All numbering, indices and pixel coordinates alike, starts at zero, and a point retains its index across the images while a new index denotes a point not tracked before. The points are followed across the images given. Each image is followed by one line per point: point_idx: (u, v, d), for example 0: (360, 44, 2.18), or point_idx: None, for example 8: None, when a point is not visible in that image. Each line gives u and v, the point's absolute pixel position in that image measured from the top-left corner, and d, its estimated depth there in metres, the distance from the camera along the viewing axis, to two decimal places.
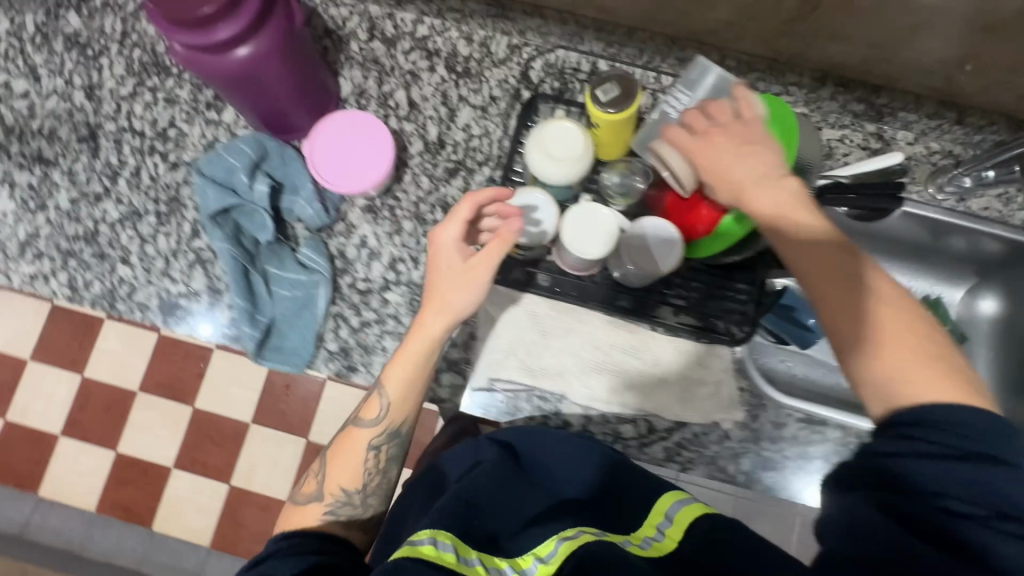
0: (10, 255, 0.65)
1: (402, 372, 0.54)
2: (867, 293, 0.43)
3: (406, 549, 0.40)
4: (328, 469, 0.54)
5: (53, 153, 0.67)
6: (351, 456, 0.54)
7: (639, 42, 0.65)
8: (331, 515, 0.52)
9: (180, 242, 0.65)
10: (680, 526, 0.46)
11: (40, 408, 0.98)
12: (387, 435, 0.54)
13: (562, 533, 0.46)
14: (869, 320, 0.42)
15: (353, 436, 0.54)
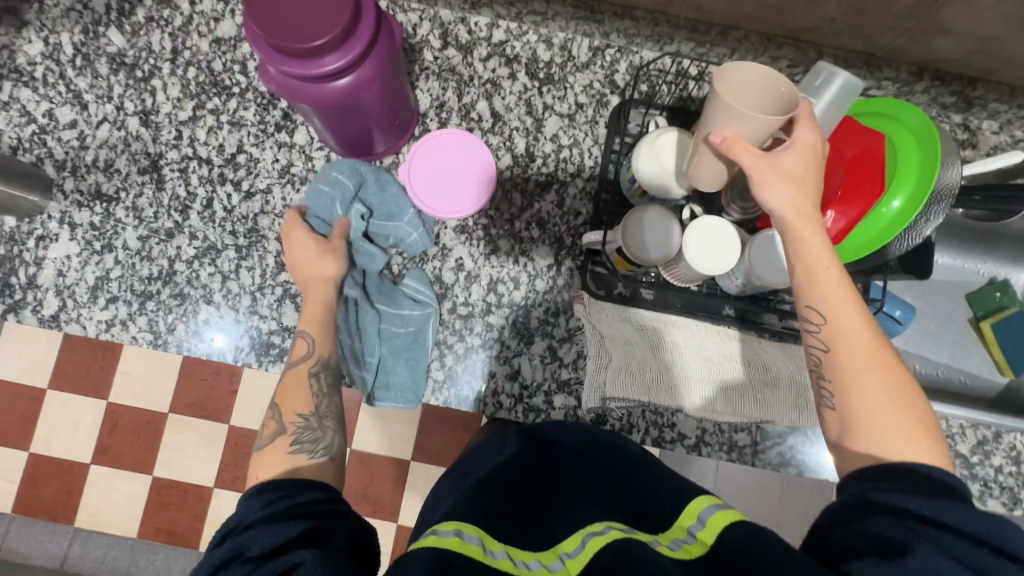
0: (81, 302, 0.61)
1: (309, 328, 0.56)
2: (862, 341, 0.42)
3: (432, 540, 0.37)
4: (280, 398, 0.52)
5: (113, 187, 0.62)
6: (296, 387, 0.53)
7: (733, 41, 0.63)
8: (297, 447, 0.48)
9: (265, 276, 0.62)
10: (715, 529, 0.38)
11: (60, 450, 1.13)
12: (324, 364, 0.54)
13: (590, 527, 0.40)
14: (871, 372, 0.41)
15: (296, 376, 0.53)
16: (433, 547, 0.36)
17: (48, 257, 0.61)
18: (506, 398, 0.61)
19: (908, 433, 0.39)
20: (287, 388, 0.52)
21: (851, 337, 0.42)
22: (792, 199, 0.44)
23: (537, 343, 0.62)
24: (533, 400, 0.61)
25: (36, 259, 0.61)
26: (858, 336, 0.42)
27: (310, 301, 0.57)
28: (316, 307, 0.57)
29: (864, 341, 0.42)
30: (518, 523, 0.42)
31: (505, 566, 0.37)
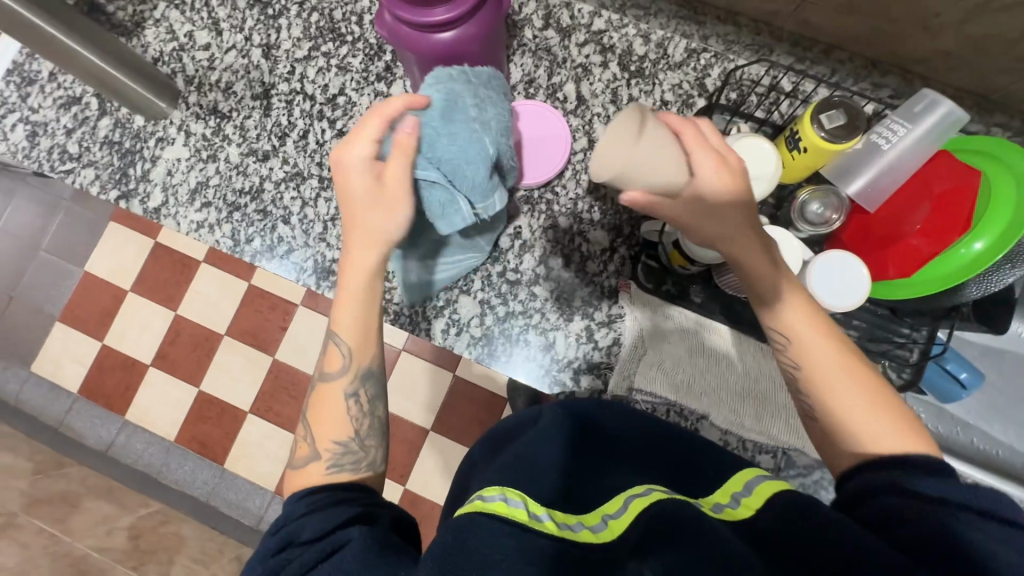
0: (180, 200, 0.68)
1: (350, 333, 0.51)
2: (836, 366, 0.46)
3: (476, 503, 0.37)
4: (313, 429, 0.51)
5: (227, 106, 0.69)
6: (331, 408, 0.51)
7: (836, 61, 0.61)
8: (335, 468, 0.49)
9: (339, 209, 0.67)
10: (762, 496, 0.40)
11: (137, 336, 1.45)
12: (359, 378, 0.52)
13: (632, 490, 0.43)
14: (844, 379, 0.45)
15: (325, 391, 0.52)
16: (478, 511, 0.36)
17: (162, 157, 0.69)
18: (535, 367, 0.63)
19: (892, 431, 0.42)
20: (315, 411, 0.51)
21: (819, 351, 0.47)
22: (743, 238, 0.48)
23: (575, 321, 0.63)
24: (561, 375, 0.63)
25: (152, 156, 0.69)
26: (824, 348, 0.47)
27: (346, 300, 0.51)
28: (353, 300, 0.51)
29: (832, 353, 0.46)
30: (557, 494, 0.43)
31: (552, 528, 0.37)
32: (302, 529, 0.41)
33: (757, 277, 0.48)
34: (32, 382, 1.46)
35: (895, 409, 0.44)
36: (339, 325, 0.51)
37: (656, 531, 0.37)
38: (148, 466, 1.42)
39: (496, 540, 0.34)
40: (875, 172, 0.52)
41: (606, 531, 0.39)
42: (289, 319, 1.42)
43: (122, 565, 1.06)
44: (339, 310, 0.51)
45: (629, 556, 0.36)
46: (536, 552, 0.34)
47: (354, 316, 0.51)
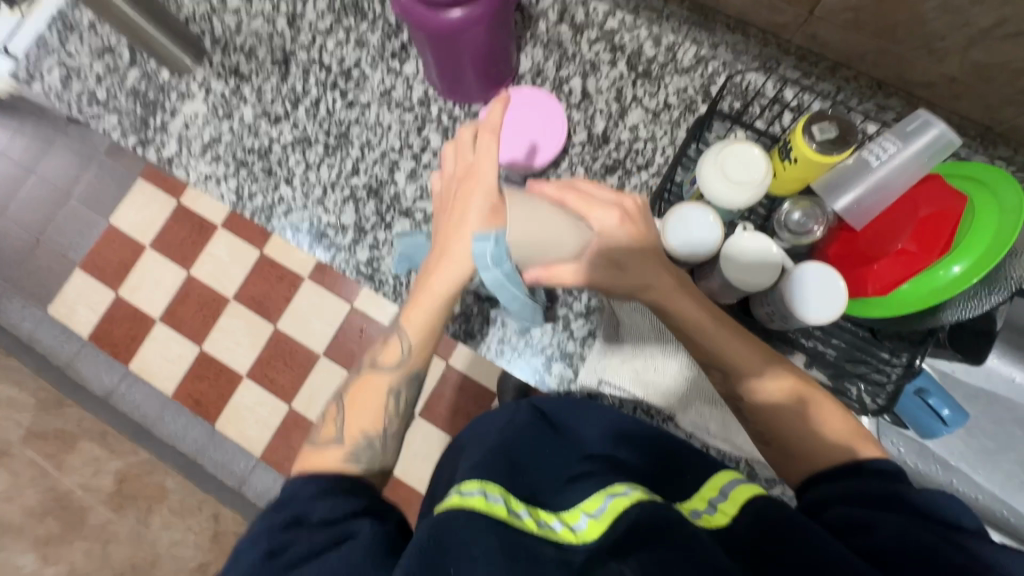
0: (193, 152, 0.71)
1: (416, 334, 0.53)
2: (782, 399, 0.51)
3: (457, 499, 0.42)
4: (348, 412, 0.53)
5: (248, 69, 0.72)
6: (371, 396, 0.53)
7: (841, 79, 0.61)
8: (351, 460, 0.49)
9: (340, 176, 0.69)
10: (736, 502, 0.42)
11: (147, 292, 1.50)
12: (407, 379, 0.54)
13: (612, 488, 0.46)
14: (785, 405, 0.51)
15: (372, 381, 0.54)
16: (459, 507, 0.40)
17: (181, 110, 0.72)
18: (508, 349, 0.63)
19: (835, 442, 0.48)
20: (356, 397, 0.53)
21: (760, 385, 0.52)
22: (677, 299, 0.53)
23: (553, 309, 0.64)
24: (533, 360, 0.63)
25: (172, 109, 0.72)
26: (764, 382, 0.52)
27: (418, 304, 0.53)
28: (430, 303, 0.53)
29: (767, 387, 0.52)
30: (533, 489, 0.48)
31: (529, 526, 0.41)
32: (310, 511, 0.43)
33: (698, 336, 0.53)
34: (46, 323, 1.52)
35: (827, 414, 0.50)
36: (407, 322, 0.53)
37: (639, 530, 0.39)
38: (144, 417, 1.46)
39: (476, 530, 0.38)
40: (863, 188, 0.52)
41: (587, 531, 0.42)
42: (294, 291, 1.45)
43: (103, 506, 1.09)
44: (413, 310, 0.53)
45: (610, 556, 0.38)
46: (515, 548, 0.38)
47: (424, 319, 0.53)
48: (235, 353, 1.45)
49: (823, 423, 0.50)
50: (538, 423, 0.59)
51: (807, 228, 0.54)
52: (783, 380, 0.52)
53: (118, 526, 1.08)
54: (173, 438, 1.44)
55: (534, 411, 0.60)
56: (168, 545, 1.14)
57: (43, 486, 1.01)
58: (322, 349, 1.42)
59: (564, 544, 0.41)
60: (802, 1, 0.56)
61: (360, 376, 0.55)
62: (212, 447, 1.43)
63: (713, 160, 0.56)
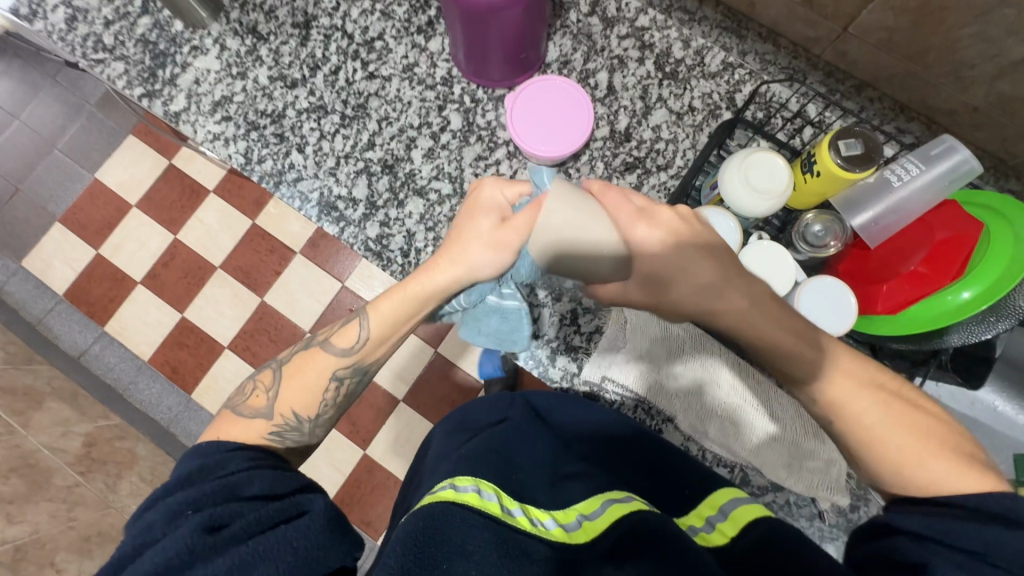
0: (202, 110, 0.69)
1: (378, 324, 0.52)
2: (886, 419, 0.46)
3: (450, 493, 0.41)
4: (283, 387, 0.51)
5: (266, 29, 0.69)
6: (310, 374, 0.52)
7: (865, 99, 0.62)
8: (275, 437, 0.50)
9: (355, 148, 0.67)
10: (736, 523, 0.43)
11: (128, 252, 1.45)
12: (352, 369, 0.53)
13: (611, 495, 0.46)
14: (887, 429, 0.45)
15: (315, 359, 0.53)
16: (453, 501, 0.40)
17: (193, 65, 0.69)
18: None
19: (952, 471, 0.42)
20: (295, 368, 0.52)
21: (853, 403, 0.47)
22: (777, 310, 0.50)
23: (563, 302, 0.63)
24: (538, 351, 0.63)
25: (183, 63, 0.69)
26: (867, 405, 0.46)
27: (399, 294, 0.52)
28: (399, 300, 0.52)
29: (865, 408, 0.46)
30: (525, 489, 0.47)
31: (523, 523, 0.41)
32: (247, 485, 0.42)
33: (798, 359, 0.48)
34: (19, 276, 1.46)
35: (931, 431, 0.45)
36: (373, 310, 0.53)
37: (635, 542, 0.39)
38: (116, 381, 1.41)
39: (471, 527, 0.38)
40: (880, 207, 0.52)
41: (580, 532, 0.42)
42: (285, 265, 1.42)
43: (70, 468, 1.06)
44: (383, 301, 0.53)
45: (605, 564, 0.37)
46: (515, 549, 0.38)
47: (390, 314, 0.52)
48: (216, 323, 1.41)
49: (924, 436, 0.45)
50: (530, 424, 0.58)
51: (824, 241, 0.55)
52: (883, 402, 0.46)
53: (84, 490, 1.04)
54: (144, 404, 1.40)
55: (530, 415, 0.60)
56: (137, 513, 1.11)
57: (7, 443, 0.97)
58: (309, 326, 1.39)
59: (558, 541, 0.40)
60: (837, 16, 0.56)
61: (309, 350, 0.54)
62: (185, 416, 1.39)
63: (737, 167, 0.56)
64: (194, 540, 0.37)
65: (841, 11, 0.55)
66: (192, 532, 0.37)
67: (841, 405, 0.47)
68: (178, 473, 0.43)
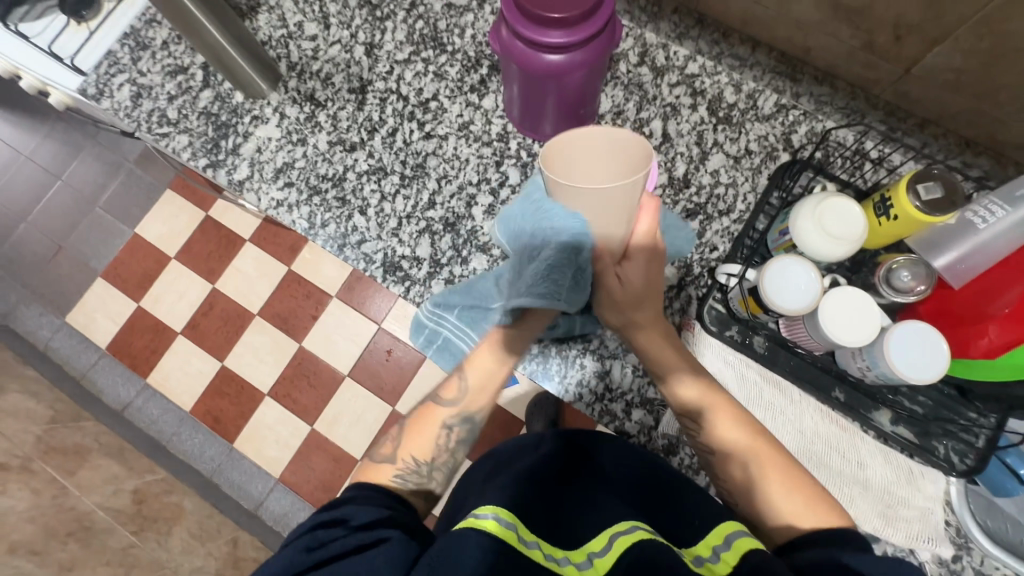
0: (265, 177, 0.70)
1: (478, 374, 0.59)
2: (783, 478, 0.52)
3: (470, 520, 0.42)
4: (406, 437, 0.57)
5: (324, 96, 0.71)
6: (427, 426, 0.57)
7: (929, 136, 0.61)
8: (399, 479, 0.53)
9: (416, 208, 0.68)
10: (738, 552, 0.43)
11: (167, 304, 1.47)
12: (461, 417, 0.58)
13: (617, 526, 0.46)
14: (783, 487, 0.51)
15: (432, 412, 0.58)
16: (472, 528, 0.41)
17: (254, 134, 0.71)
18: (586, 393, 0.62)
19: (817, 513, 0.49)
20: (416, 423, 0.58)
21: (765, 475, 0.52)
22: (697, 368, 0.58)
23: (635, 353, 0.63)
24: (612, 405, 0.62)
25: (245, 132, 0.71)
26: (773, 466, 0.53)
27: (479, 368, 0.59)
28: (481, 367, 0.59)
29: (777, 472, 0.52)
30: (552, 518, 0.47)
31: (537, 557, 0.42)
32: (354, 515, 0.45)
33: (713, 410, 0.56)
34: (64, 332, 1.49)
35: (819, 497, 0.50)
36: (471, 364, 0.59)
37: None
38: (160, 433, 1.42)
39: (482, 554, 0.39)
40: (963, 249, 0.52)
41: (591, 571, 0.42)
42: (321, 309, 1.43)
43: (124, 528, 1.06)
44: (477, 355, 0.59)
45: None
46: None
47: (489, 366, 0.59)
48: (255, 370, 1.42)
49: (811, 499, 0.50)
50: (564, 451, 0.57)
51: (909, 288, 0.54)
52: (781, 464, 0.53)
53: (139, 551, 1.03)
54: (188, 453, 1.41)
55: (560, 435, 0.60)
56: (190, 572, 1.09)
57: (61, 506, 1.00)
58: (347, 369, 1.40)
59: None
60: (899, 59, 0.56)
61: (425, 405, 0.60)
62: (228, 465, 1.40)
63: (811, 212, 0.55)
64: (297, 559, 0.41)
65: (903, 55, 0.55)
66: (297, 552, 0.42)
67: (750, 459, 0.53)
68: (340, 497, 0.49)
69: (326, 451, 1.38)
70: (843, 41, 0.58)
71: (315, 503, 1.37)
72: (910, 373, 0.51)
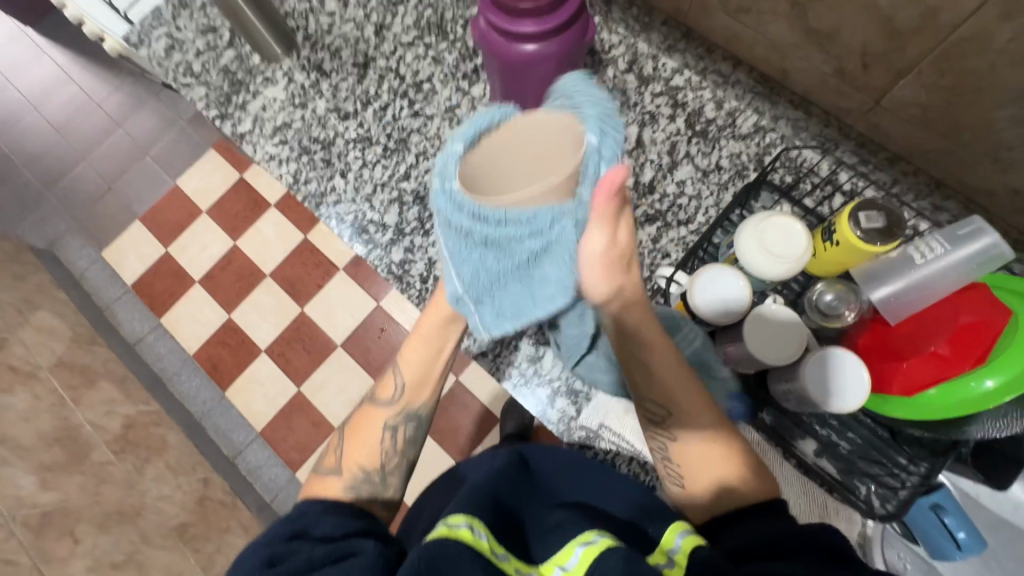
0: (264, 133, 0.76)
1: (412, 369, 0.59)
2: (708, 453, 0.48)
3: (444, 530, 0.40)
4: (348, 444, 0.57)
5: (330, 66, 0.77)
6: (368, 429, 0.58)
7: (897, 172, 0.60)
8: (351, 490, 0.54)
9: (392, 178, 0.73)
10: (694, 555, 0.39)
11: (191, 253, 1.58)
12: (404, 414, 0.58)
13: (583, 537, 0.41)
14: (717, 467, 0.47)
15: (370, 415, 0.58)
16: (451, 539, 0.39)
17: (263, 94, 0.77)
18: (516, 374, 0.64)
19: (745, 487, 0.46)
20: (356, 428, 0.58)
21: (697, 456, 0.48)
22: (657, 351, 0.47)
23: None
24: (538, 390, 0.64)
25: (255, 91, 0.78)
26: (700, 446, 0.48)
27: (417, 352, 0.59)
28: (417, 356, 0.59)
29: (705, 448, 0.48)
30: (508, 527, 0.45)
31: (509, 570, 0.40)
32: (310, 528, 0.46)
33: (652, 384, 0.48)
34: (98, 265, 1.62)
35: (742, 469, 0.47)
36: (404, 360, 0.60)
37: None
38: (163, 370, 1.52)
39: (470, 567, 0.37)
40: (903, 283, 0.51)
41: None
42: (327, 279, 1.50)
43: (107, 446, 1.14)
44: (409, 350, 0.60)
45: None
46: None
47: (418, 357, 0.59)
48: (257, 327, 1.50)
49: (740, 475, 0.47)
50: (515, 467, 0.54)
51: (837, 312, 0.53)
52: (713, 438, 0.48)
53: (114, 468, 1.11)
54: (185, 394, 1.50)
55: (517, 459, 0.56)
56: (157, 498, 1.15)
57: (56, 414, 1.09)
58: (341, 340, 1.46)
59: None
60: (869, 89, 0.56)
61: (362, 410, 0.60)
62: (218, 411, 1.47)
63: (752, 229, 0.55)
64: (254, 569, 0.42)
65: (873, 85, 0.55)
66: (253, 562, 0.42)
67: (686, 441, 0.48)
68: (297, 512, 0.49)
69: (307, 414, 1.43)
70: (818, 67, 0.58)
71: (289, 461, 1.42)
72: (823, 401, 0.50)
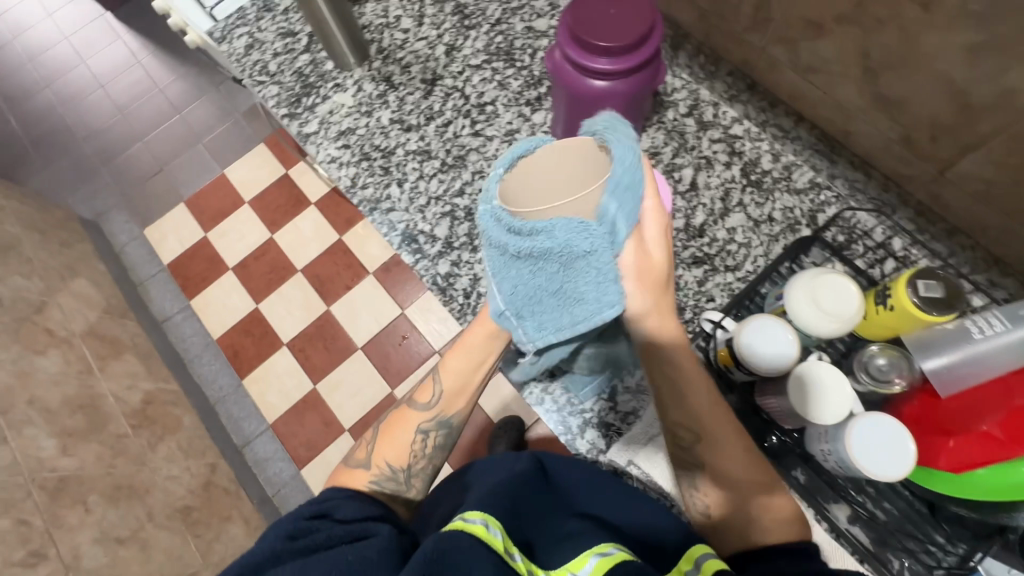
0: (328, 135, 0.79)
1: (450, 379, 0.58)
2: (742, 480, 0.51)
3: (459, 523, 0.39)
4: (379, 440, 0.58)
5: (399, 80, 0.80)
6: (400, 429, 0.58)
7: (957, 245, 0.60)
8: (375, 485, 0.56)
9: (447, 192, 0.74)
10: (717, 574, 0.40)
11: (228, 240, 1.62)
12: (436, 421, 0.58)
13: (598, 548, 0.44)
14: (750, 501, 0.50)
15: (405, 415, 0.59)
16: (460, 532, 0.38)
17: (331, 98, 0.80)
18: (548, 402, 0.64)
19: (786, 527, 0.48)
20: (390, 425, 0.59)
21: (726, 475, 0.51)
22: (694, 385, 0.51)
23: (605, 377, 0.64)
24: (569, 419, 0.63)
25: (324, 95, 0.81)
26: (733, 464, 0.51)
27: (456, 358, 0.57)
28: (458, 365, 0.57)
29: (733, 471, 0.51)
30: (523, 528, 0.44)
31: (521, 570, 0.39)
32: (336, 511, 0.48)
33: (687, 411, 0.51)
34: (138, 241, 1.67)
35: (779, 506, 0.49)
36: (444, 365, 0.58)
37: None
38: (184, 351, 1.54)
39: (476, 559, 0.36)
40: (956, 356, 0.49)
41: None
42: (356, 282, 1.52)
43: (125, 420, 1.16)
44: (450, 357, 0.58)
45: None
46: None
47: (456, 368, 0.58)
48: (282, 320, 1.52)
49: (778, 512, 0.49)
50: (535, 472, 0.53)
51: (888, 377, 0.53)
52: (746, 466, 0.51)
53: (128, 442, 1.12)
54: (202, 378, 1.51)
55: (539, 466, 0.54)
56: (164, 478, 1.15)
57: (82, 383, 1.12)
58: (362, 343, 1.47)
59: None
60: (934, 159, 0.56)
61: (398, 408, 0.61)
62: (233, 398, 1.49)
63: (806, 284, 0.55)
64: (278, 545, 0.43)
65: (939, 155, 0.55)
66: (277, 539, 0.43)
67: (718, 466, 0.51)
68: (321, 496, 0.51)
69: (319, 413, 1.44)
70: (882, 132, 0.59)
71: (295, 458, 1.42)
72: (866, 467, 0.49)
